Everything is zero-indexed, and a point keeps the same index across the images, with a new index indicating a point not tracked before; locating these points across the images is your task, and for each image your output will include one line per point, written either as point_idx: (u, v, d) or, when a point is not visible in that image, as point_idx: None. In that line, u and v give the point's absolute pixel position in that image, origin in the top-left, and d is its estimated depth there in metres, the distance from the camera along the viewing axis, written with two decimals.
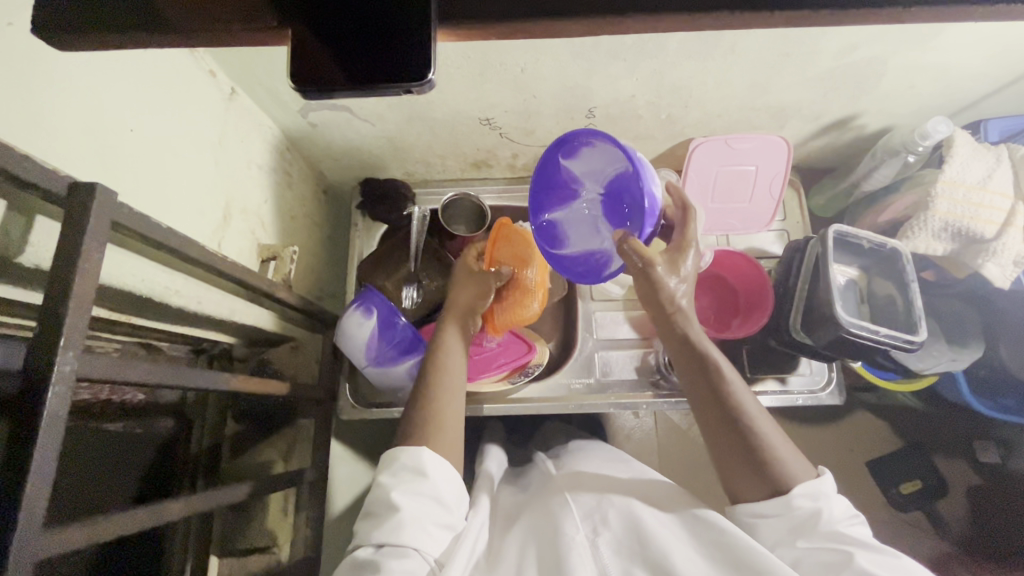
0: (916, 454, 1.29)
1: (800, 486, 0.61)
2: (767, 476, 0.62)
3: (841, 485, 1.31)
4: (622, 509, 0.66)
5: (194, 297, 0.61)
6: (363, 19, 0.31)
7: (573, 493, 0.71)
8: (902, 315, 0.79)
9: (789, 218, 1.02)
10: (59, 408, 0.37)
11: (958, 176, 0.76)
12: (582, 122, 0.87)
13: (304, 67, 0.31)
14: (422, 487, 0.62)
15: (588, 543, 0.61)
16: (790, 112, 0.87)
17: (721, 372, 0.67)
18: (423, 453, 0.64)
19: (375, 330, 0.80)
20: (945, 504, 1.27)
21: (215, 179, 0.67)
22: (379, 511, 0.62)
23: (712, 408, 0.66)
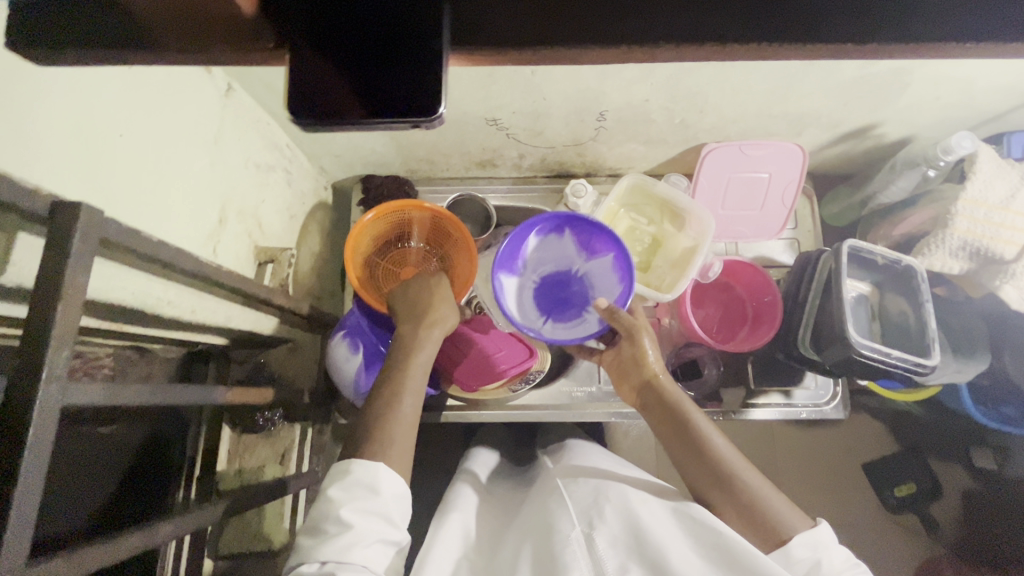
0: (913, 457, 1.29)
1: (799, 535, 0.58)
2: (764, 528, 0.59)
3: (836, 487, 1.32)
4: (619, 504, 0.64)
5: (189, 306, 0.59)
6: (372, 38, 0.30)
7: (571, 490, 0.70)
8: (914, 336, 0.77)
9: (800, 226, 0.99)
10: (41, 442, 0.35)
11: (981, 195, 0.74)
12: (592, 125, 0.84)
13: (302, 93, 0.30)
14: (371, 505, 0.58)
15: (584, 539, 0.60)
16: (808, 120, 0.84)
17: (702, 432, 0.68)
18: (378, 469, 0.60)
19: (361, 364, 0.83)
20: (938, 506, 1.28)
21: (211, 182, 0.65)
22: (326, 528, 0.56)
23: (699, 468, 0.66)
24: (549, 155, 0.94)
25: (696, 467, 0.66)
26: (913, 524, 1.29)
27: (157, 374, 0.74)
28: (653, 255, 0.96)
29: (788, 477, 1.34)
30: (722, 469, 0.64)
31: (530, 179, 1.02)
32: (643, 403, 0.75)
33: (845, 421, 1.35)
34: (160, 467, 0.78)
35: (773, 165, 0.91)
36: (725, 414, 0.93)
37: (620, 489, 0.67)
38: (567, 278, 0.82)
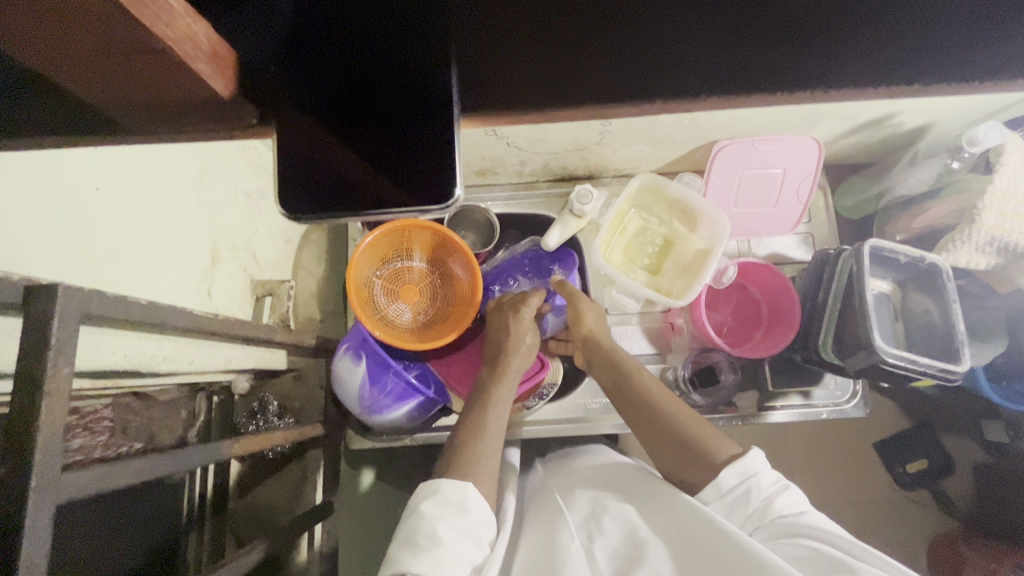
0: (927, 436, 1.29)
1: (728, 466, 0.62)
2: (699, 459, 0.65)
3: (849, 467, 1.34)
4: (617, 513, 0.61)
5: (185, 357, 0.56)
6: (381, 126, 0.41)
7: (570, 503, 0.67)
8: (940, 335, 0.74)
9: (814, 220, 0.96)
10: (38, 554, 0.32)
11: (1009, 187, 0.70)
12: (596, 129, 0.80)
13: (308, 198, 0.41)
14: (463, 522, 0.58)
15: (583, 550, 0.57)
16: (823, 113, 0.80)
17: (639, 380, 0.74)
18: (468, 490, 0.61)
19: (365, 377, 0.75)
20: (952, 483, 1.29)
21: (200, 222, 0.61)
22: (417, 540, 0.55)
23: (639, 411, 0.72)
24: (550, 161, 0.90)
25: (636, 410, 0.72)
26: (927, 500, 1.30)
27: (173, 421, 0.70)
28: (660, 258, 0.94)
29: (802, 463, 1.34)
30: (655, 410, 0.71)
31: (532, 183, 0.98)
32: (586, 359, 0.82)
33: None
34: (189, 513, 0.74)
35: (786, 160, 0.88)
36: (743, 419, 0.91)
37: (617, 501, 0.64)
38: None
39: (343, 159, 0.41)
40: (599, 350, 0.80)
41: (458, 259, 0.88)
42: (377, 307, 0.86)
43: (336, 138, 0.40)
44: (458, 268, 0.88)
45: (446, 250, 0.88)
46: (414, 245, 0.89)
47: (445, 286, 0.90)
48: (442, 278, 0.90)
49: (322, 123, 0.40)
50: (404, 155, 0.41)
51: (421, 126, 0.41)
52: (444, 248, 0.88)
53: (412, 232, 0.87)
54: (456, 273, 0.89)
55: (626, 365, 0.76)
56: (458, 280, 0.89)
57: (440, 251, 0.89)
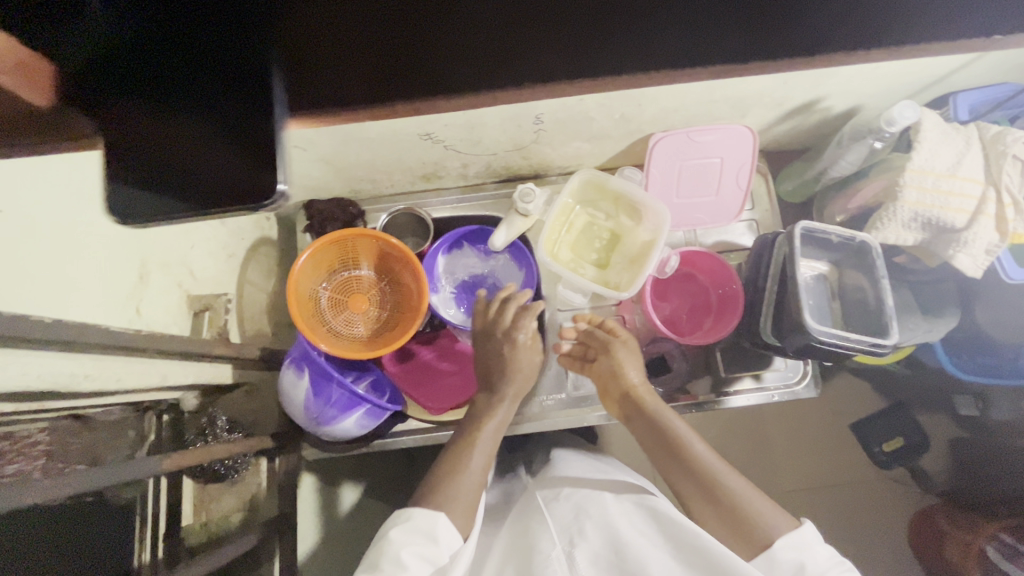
0: (900, 414, 1.31)
1: (781, 540, 0.61)
2: (748, 530, 0.63)
3: (824, 450, 1.36)
4: (599, 520, 0.66)
5: (111, 376, 0.56)
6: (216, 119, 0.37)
7: (551, 507, 0.70)
8: (874, 312, 0.75)
9: (758, 207, 0.98)
10: None
11: (927, 163, 0.72)
12: (530, 129, 0.81)
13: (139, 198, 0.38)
14: (428, 551, 0.59)
15: (564, 558, 0.62)
16: (751, 101, 0.82)
17: (678, 437, 0.72)
18: (439, 519, 0.63)
19: (309, 390, 0.75)
20: (929, 459, 1.30)
21: (127, 239, 0.61)
22: (383, 564, 0.57)
23: (675, 468, 0.71)
24: (492, 162, 0.91)
25: (672, 467, 0.71)
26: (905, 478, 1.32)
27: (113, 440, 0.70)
28: (607, 253, 0.95)
29: (777, 448, 1.35)
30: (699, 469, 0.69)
31: (479, 186, 0.99)
32: (614, 406, 0.81)
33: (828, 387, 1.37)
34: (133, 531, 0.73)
35: (722, 150, 0.89)
36: (699, 406, 0.92)
37: (599, 502, 0.69)
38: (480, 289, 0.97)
39: (151, 150, 0.37)
40: (639, 407, 0.77)
41: (405, 267, 0.89)
42: (326, 318, 0.87)
43: (166, 126, 0.37)
44: (405, 275, 0.89)
45: (393, 259, 0.89)
46: (361, 253, 0.90)
47: (393, 295, 0.91)
48: (390, 288, 0.92)
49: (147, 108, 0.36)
50: (192, 161, 0.37)
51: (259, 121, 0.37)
52: (390, 256, 0.89)
53: (358, 242, 0.88)
54: (404, 282, 0.90)
55: (661, 415, 0.75)
56: (405, 288, 0.90)
57: (387, 260, 0.90)
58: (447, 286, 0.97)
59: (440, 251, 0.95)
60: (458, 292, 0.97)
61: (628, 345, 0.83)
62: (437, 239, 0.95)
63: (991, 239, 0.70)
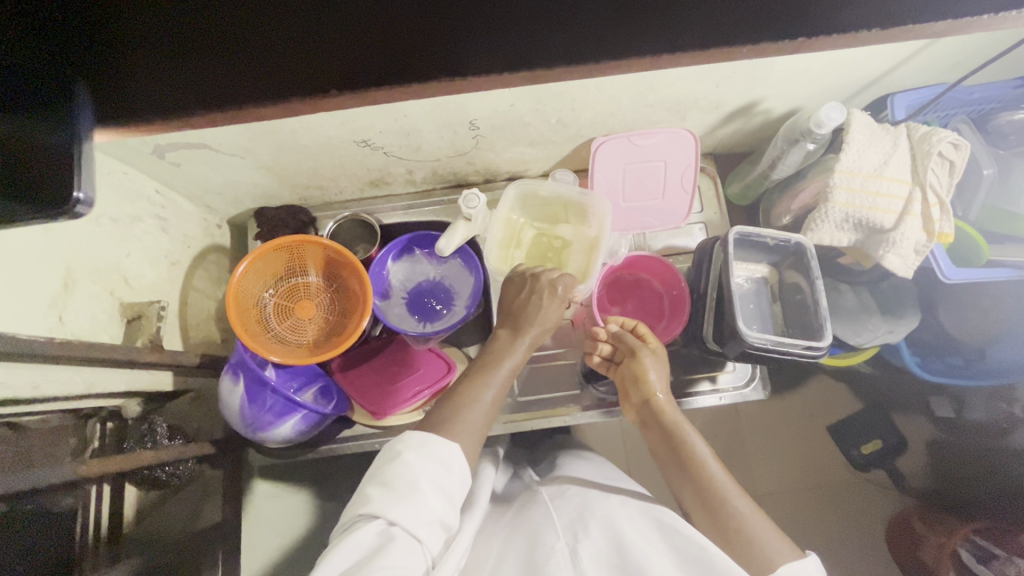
0: (876, 415, 1.31)
1: (783, 565, 0.59)
2: (746, 551, 0.62)
3: (802, 454, 1.34)
4: (607, 523, 0.67)
5: (28, 382, 0.56)
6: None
7: (557, 507, 0.72)
8: (812, 315, 0.75)
9: (707, 209, 0.98)
10: None
11: (855, 164, 0.72)
12: (468, 135, 0.82)
13: None
14: (440, 480, 0.57)
15: (568, 550, 0.63)
16: (687, 105, 0.83)
17: (692, 449, 0.73)
18: (454, 451, 0.60)
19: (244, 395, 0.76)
20: (905, 461, 1.29)
21: (50, 247, 0.61)
22: (395, 489, 0.55)
23: (687, 480, 0.71)
24: (437, 167, 0.91)
25: (684, 478, 0.72)
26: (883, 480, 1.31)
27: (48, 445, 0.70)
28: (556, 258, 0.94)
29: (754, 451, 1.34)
30: (710, 483, 0.69)
31: (429, 192, 1.00)
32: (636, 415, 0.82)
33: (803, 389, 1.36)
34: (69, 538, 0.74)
35: (664, 153, 0.90)
36: None
37: (605, 506, 0.71)
38: (431, 293, 0.96)
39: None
40: (658, 413, 0.78)
41: (351, 273, 0.89)
42: (271, 325, 0.87)
43: None
44: (352, 281, 0.89)
45: (340, 265, 0.90)
46: (308, 261, 0.91)
47: (340, 300, 0.91)
48: (337, 293, 0.92)
49: None
50: (31, 152, 0.27)
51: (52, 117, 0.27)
52: (336, 262, 0.90)
53: (305, 247, 0.89)
54: (351, 287, 0.90)
55: (680, 428, 0.76)
56: (352, 293, 0.90)
57: (334, 265, 0.91)
58: (396, 291, 0.96)
59: (388, 256, 0.95)
60: (408, 297, 0.96)
61: (657, 352, 0.82)
62: (386, 245, 0.95)
63: (919, 238, 0.71)
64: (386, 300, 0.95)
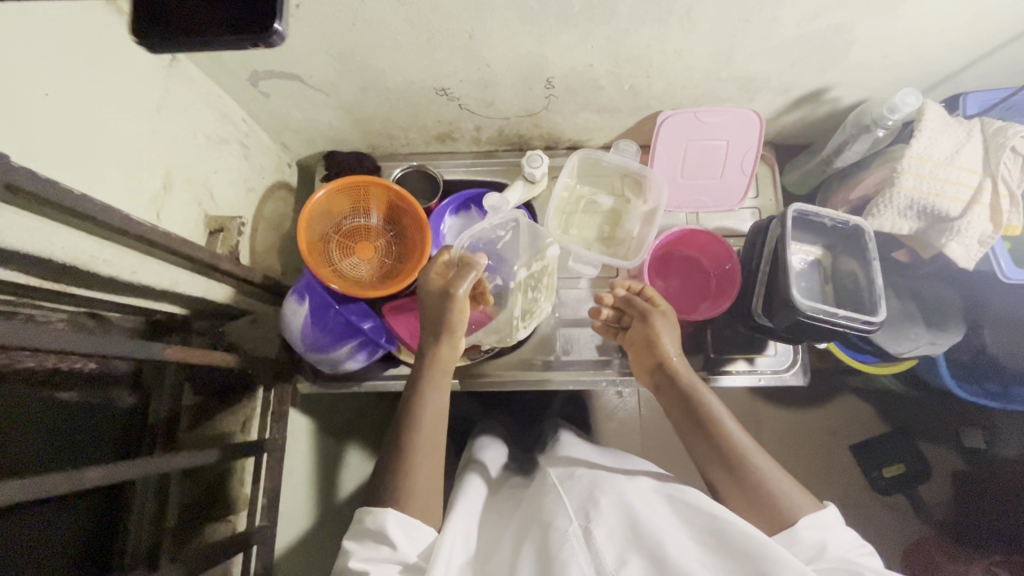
0: (901, 440, 1.27)
1: (806, 519, 0.63)
2: (768, 507, 0.64)
3: (824, 471, 1.29)
4: (616, 500, 0.66)
5: (127, 266, 0.60)
6: None
7: (564, 489, 0.71)
8: (865, 296, 0.76)
9: (762, 196, 0.99)
10: None
11: (926, 151, 0.73)
12: (542, 93, 0.84)
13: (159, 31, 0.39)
14: (382, 552, 0.63)
15: (581, 533, 0.62)
16: (758, 84, 0.84)
17: (707, 411, 0.73)
18: (387, 516, 0.65)
19: (308, 317, 0.82)
20: (929, 488, 1.26)
21: (153, 148, 0.66)
22: None
23: (703, 441, 0.71)
24: (504, 127, 0.94)
25: (700, 440, 0.72)
26: (901, 503, 1.26)
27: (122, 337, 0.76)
28: (608, 227, 0.96)
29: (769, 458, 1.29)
30: (726, 446, 0.69)
31: (491, 153, 1.03)
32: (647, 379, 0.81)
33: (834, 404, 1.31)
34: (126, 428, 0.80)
35: (728, 132, 0.91)
36: None
37: (613, 484, 0.70)
38: None
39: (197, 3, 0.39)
40: (672, 377, 0.78)
41: (413, 220, 0.93)
42: (335, 260, 0.91)
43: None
44: (413, 228, 0.93)
45: (403, 211, 0.93)
46: (371, 204, 0.94)
47: (397, 247, 0.95)
48: (396, 239, 0.95)
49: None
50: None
51: None
52: (399, 208, 0.93)
53: (371, 191, 0.93)
54: (411, 235, 0.93)
55: (695, 389, 0.75)
56: (411, 241, 0.93)
57: (397, 212, 0.94)
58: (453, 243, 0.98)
59: (449, 209, 0.98)
60: None
61: (668, 317, 0.82)
62: (446, 198, 0.99)
63: (984, 229, 0.72)
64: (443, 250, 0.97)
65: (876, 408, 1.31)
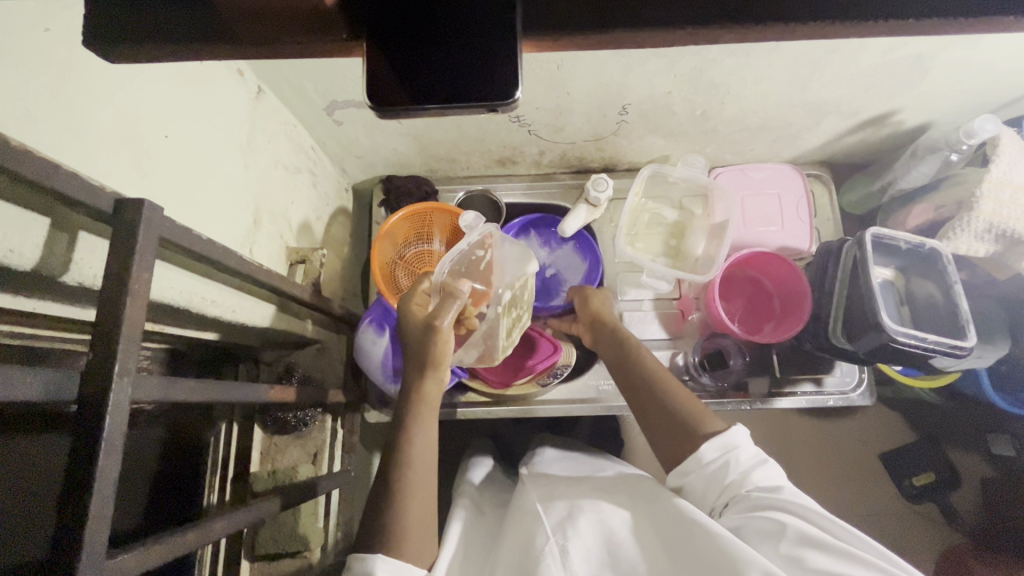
0: (929, 448, 1.22)
1: (710, 437, 0.61)
2: (684, 432, 0.63)
3: (858, 484, 1.26)
4: (595, 518, 0.59)
5: (229, 305, 0.59)
6: (445, 21, 0.31)
7: (544, 504, 0.64)
8: (947, 318, 0.77)
9: (821, 216, 1.00)
10: (117, 438, 0.35)
11: (1005, 176, 0.74)
12: (614, 119, 0.85)
13: (377, 85, 0.31)
14: None
15: (558, 553, 0.55)
16: (828, 108, 0.85)
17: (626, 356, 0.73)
18: (375, 562, 0.54)
19: (388, 347, 0.82)
20: (957, 496, 1.21)
21: (245, 182, 0.65)
22: None
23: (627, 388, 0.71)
24: (568, 151, 0.94)
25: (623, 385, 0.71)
26: (932, 513, 1.22)
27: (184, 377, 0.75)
28: (674, 242, 0.96)
29: (805, 472, 1.27)
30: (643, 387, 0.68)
31: (549, 175, 1.03)
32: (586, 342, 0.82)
33: (866, 414, 1.28)
34: (171, 468, 0.80)
35: (778, 186, 0.97)
36: (752, 404, 0.93)
37: (594, 500, 0.63)
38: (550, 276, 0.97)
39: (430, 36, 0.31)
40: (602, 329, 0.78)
41: None
42: (404, 287, 0.91)
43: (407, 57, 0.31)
44: None
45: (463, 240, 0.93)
46: (434, 228, 0.94)
47: None
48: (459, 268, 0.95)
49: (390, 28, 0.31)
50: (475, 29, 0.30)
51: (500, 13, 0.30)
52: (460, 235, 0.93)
53: (435, 216, 0.92)
54: None
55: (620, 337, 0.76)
56: None
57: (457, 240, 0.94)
58: None
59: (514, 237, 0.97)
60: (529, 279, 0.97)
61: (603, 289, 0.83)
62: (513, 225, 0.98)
63: None
64: None
65: (898, 414, 1.28)
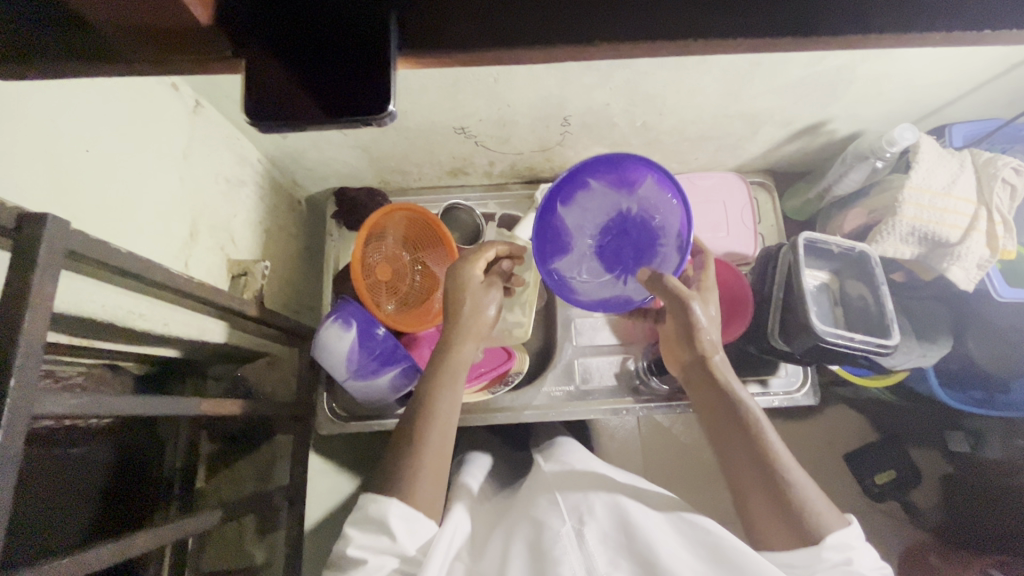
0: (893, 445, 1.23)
1: (832, 536, 0.55)
2: (796, 522, 0.57)
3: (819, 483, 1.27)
4: (611, 503, 0.60)
5: (160, 319, 0.59)
6: (324, 36, 0.33)
7: (561, 491, 0.64)
8: (875, 318, 0.80)
9: (765, 222, 1.03)
10: (10, 452, 0.35)
11: (924, 182, 0.78)
12: (558, 130, 0.87)
13: (260, 100, 0.33)
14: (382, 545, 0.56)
15: (574, 535, 0.56)
16: (763, 118, 0.88)
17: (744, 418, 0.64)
18: (391, 507, 0.57)
19: (354, 342, 0.79)
20: (918, 493, 1.23)
21: (181, 196, 0.65)
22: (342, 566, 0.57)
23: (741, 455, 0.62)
24: (517, 161, 0.96)
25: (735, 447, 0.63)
26: (894, 510, 1.24)
27: (115, 388, 0.72)
28: None
29: None
30: (762, 457, 0.61)
31: (503, 185, 1.04)
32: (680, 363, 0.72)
33: (823, 415, 1.30)
34: None
35: (723, 194, 1.01)
36: None
37: (609, 488, 0.63)
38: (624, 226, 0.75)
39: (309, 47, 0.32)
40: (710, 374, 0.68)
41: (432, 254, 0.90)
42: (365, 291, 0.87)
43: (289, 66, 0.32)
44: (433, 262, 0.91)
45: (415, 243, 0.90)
46: None
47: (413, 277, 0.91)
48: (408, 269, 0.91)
49: (270, 38, 0.32)
50: (351, 38, 0.32)
51: (372, 16, 0.32)
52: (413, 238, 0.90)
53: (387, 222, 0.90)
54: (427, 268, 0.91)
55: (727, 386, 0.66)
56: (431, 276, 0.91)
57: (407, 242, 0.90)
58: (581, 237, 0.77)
59: (557, 202, 0.75)
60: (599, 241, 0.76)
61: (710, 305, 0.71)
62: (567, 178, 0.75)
63: (981, 254, 0.77)
64: (569, 262, 0.77)
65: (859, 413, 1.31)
